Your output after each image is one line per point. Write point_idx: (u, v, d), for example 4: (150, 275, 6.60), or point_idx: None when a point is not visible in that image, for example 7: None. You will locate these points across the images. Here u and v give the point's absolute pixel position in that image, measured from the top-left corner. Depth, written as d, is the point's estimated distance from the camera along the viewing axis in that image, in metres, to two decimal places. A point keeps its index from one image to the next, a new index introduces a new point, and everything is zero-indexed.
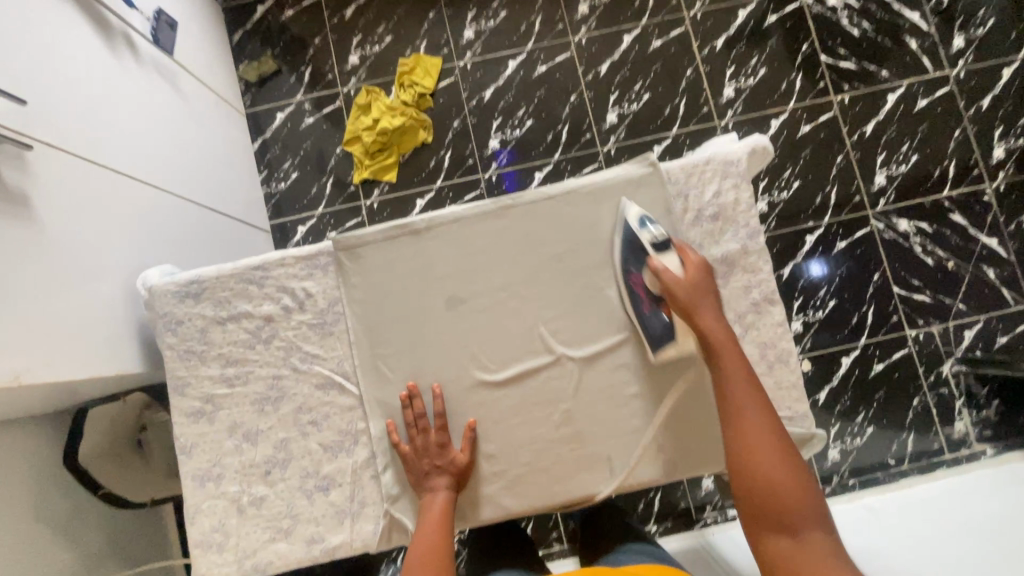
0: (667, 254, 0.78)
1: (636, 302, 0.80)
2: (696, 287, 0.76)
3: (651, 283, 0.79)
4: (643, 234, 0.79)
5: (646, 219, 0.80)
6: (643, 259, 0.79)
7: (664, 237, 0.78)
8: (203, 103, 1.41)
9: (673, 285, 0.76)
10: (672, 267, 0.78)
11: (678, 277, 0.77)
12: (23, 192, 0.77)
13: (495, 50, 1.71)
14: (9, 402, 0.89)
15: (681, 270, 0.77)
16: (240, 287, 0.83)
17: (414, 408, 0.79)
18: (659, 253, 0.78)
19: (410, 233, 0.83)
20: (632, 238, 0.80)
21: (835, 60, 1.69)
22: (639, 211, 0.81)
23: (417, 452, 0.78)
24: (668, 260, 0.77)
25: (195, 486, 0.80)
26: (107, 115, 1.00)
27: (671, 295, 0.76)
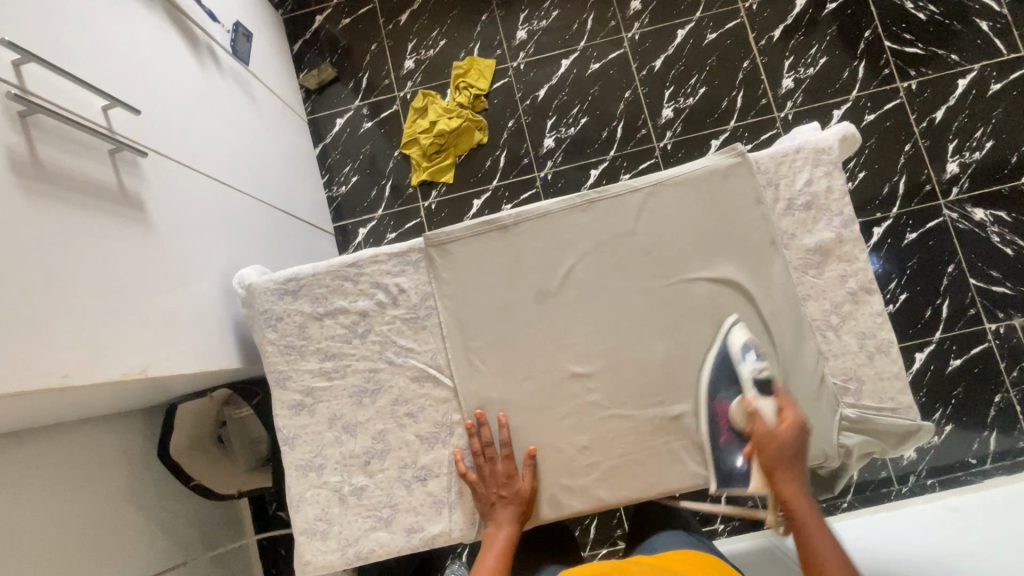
0: (765, 398, 0.76)
1: (715, 432, 0.79)
2: (792, 445, 0.73)
3: (739, 414, 0.77)
4: (744, 367, 0.77)
5: (750, 348, 0.78)
6: (738, 391, 0.77)
7: (766, 376, 0.76)
8: (273, 111, 1.47)
9: (765, 432, 0.73)
10: (766, 414, 0.75)
11: (771, 427, 0.74)
12: (139, 196, 0.82)
13: (548, 50, 1.72)
14: (115, 398, 0.95)
15: (776, 417, 0.74)
16: (336, 284, 0.86)
17: (481, 436, 0.80)
18: (760, 394, 0.76)
19: (497, 229, 0.85)
20: (729, 365, 0.78)
21: (900, 46, 1.64)
22: (746, 338, 0.78)
23: (483, 480, 0.79)
24: (764, 403, 0.75)
25: (298, 475, 0.83)
26: (200, 123, 1.05)
27: (758, 446, 0.74)
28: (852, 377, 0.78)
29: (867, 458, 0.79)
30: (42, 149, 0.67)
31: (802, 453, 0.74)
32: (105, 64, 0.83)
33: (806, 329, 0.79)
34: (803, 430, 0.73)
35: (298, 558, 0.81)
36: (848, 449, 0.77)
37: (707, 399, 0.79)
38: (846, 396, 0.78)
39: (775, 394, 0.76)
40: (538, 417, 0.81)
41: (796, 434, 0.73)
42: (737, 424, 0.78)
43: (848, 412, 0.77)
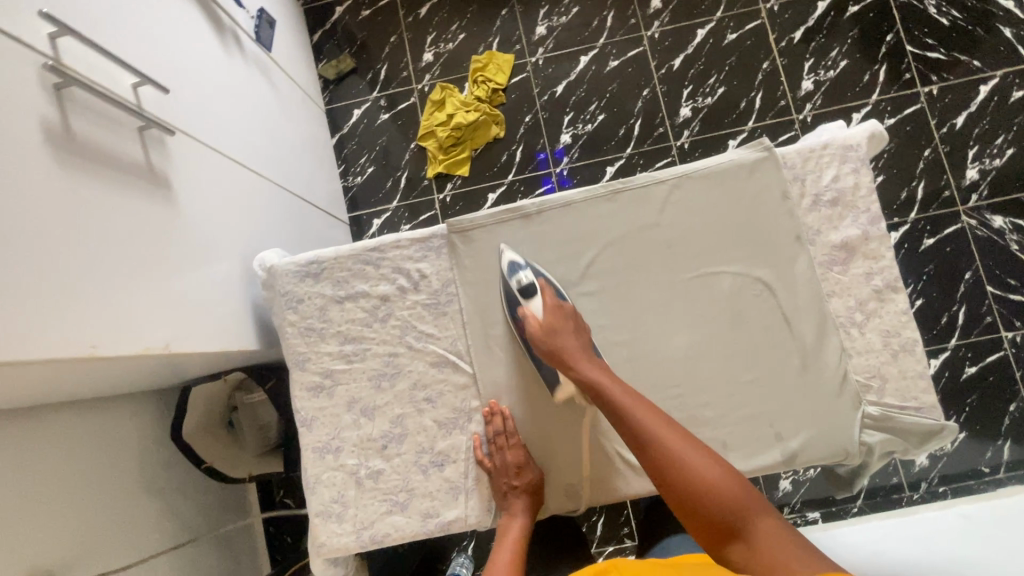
0: (533, 299, 0.80)
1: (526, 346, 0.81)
2: (554, 326, 0.78)
3: (522, 324, 0.80)
4: (515, 279, 0.81)
5: (517, 264, 0.82)
6: (514, 305, 0.81)
7: (530, 282, 0.80)
8: (293, 99, 1.47)
9: (533, 332, 0.78)
10: (535, 312, 0.79)
11: (543, 324, 0.78)
12: (165, 174, 0.82)
13: (567, 47, 1.72)
14: (133, 376, 0.95)
15: (541, 313, 0.79)
16: (357, 268, 0.86)
17: (494, 424, 0.80)
18: (527, 297, 0.80)
19: (520, 218, 0.85)
20: (505, 285, 0.82)
21: (921, 51, 1.63)
22: (514, 256, 0.83)
23: (495, 469, 0.78)
24: (532, 305, 0.79)
25: (315, 457, 0.83)
26: (223, 106, 1.06)
27: (540, 343, 0.77)
28: (876, 375, 0.77)
29: (888, 457, 0.78)
30: (75, 122, 0.67)
31: (582, 340, 0.78)
32: (135, 43, 0.83)
33: (829, 325, 0.78)
34: (569, 316, 0.79)
35: (313, 539, 0.81)
36: (870, 446, 0.77)
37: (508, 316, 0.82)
38: (869, 394, 0.77)
39: (553, 348, 0.78)
40: (557, 405, 0.81)
41: (559, 321, 0.78)
42: (758, 418, 0.78)
43: (871, 410, 0.76)
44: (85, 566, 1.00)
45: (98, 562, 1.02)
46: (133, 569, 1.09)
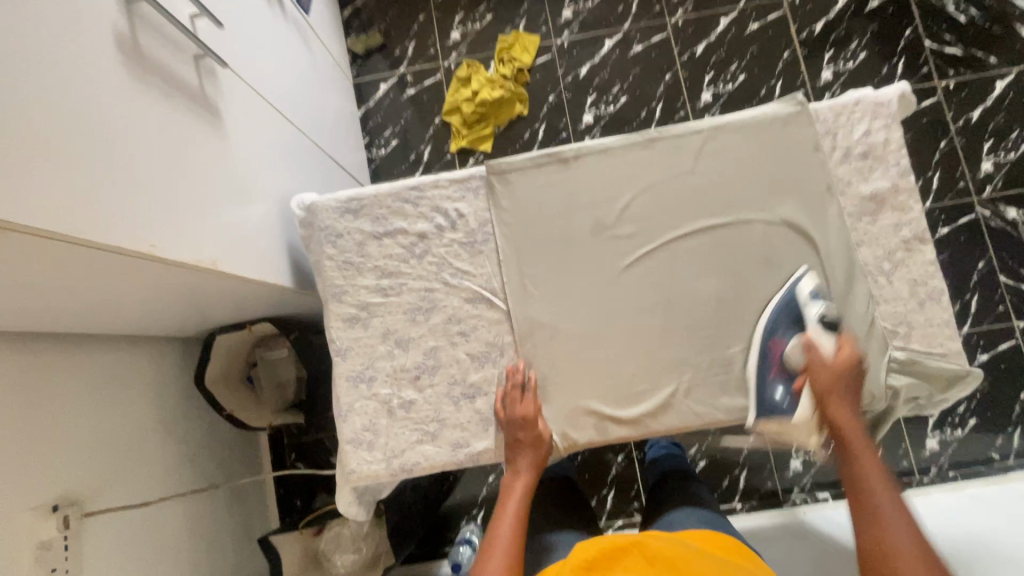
0: (827, 333, 0.79)
1: (766, 364, 0.80)
2: (838, 372, 0.77)
3: (794, 349, 0.79)
4: (811, 309, 0.79)
5: (819, 293, 0.79)
6: (795, 330, 0.80)
7: (832, 317, 0.79)
8: (325, 64, 1.50)
9: (817, 368, 0.77)
10: (824, 347, 0.78)
11: (828, 360, 0.78)
12: (217, 105, 0.85)
13: (592, 30, 1.76)
14: (169, 310, 0.98)
15: (835, 353, 0.77)
16: (396, 206, 0.88)
17: (511, 378, 0.81)
18: (818, 329, 0.78)
19: (557, 162, 0.87)
20: (795, 308, 0.80)
21: (939, 46, 1.67)
22: (815, 286, 0.80)
23: (506, 422, 0.80)
24: (822, 338, 0.78)
25: (348, 386, 0.84)
26: (267, 55, 1.09)
27: (811, 378, 0.78)
28: (903, 321, 0.79)
29: (913, 403, 0.80)
30: (141, 37, 0.70)
31: (853, 387, 0.77)
32: None
33: (857, 273, 0.80)
34: (857, 364, 0.77)
35: (343, 465, 0.83)
36: (896, 390, 0.78)
37: (765, 333, 0.80)
38: (896, 339, 0.79)
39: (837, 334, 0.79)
40: (588, 342, 0.83)
41: (848, 368, 0.76)
42: (785, 359, 0.80)
43: (897, 354, 0.78)
44: (111, 496, 1.01)
45: (122, 494, 1.03)
46: (155, 506, 1.10)
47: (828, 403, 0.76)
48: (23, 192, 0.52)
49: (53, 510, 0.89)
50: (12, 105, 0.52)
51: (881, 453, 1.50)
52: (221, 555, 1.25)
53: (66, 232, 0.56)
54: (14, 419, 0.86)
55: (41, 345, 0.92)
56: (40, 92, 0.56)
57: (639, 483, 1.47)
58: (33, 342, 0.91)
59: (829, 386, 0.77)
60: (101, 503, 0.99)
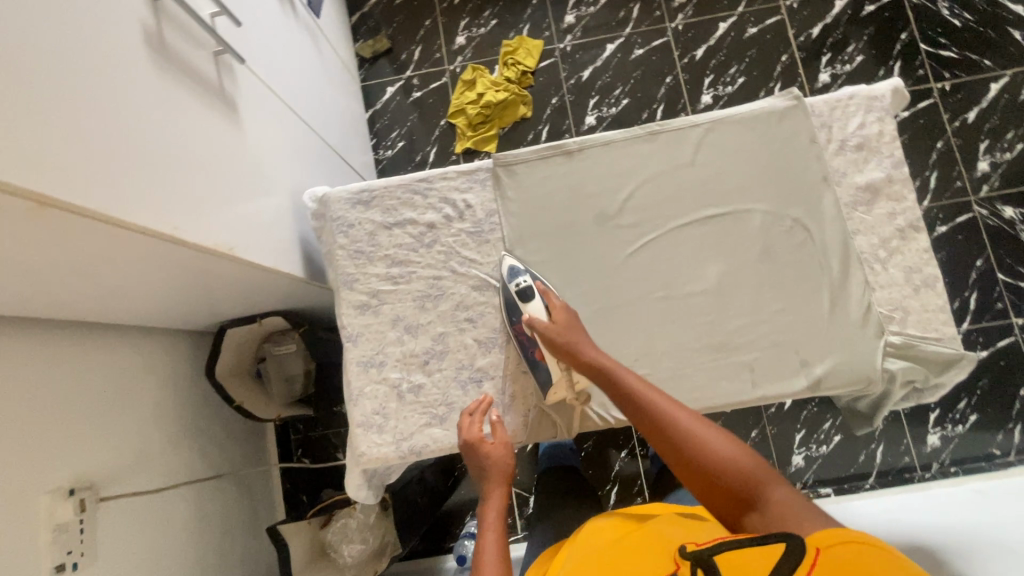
0: (533, 301, 0.82)
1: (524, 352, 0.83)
2: (567, 323, 0.80)
3: (527, 330, 0.83)
4: (513, 283, 0.84)
5: (518, 269, 0.85)
6: (517, 313, 0.84)
7: (529, 285, 0.83)
8: (334, 67, 1.55)
9: (547, 329, 0.79)
10: (540, 315, 0.81)
11: (548, 322, 0.80)
12: (235, 99, 0.89)
13: (594, 34, 1.80)
14: (184, 300, 1.01)
15: (548, 314, 0.81)
16: (406, 197, 0.91)
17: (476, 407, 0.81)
18: (527, 302, 0.82)
19: (562, 154, 0.90)
20: (506, 292, 0.85)
21: (935, 49, 1.70)
22: (515, 262, 0.86)
23: (471, 449, 0.78)
24: (534, 308, 0.82)
25: (359, 370, 0.87)
26: (281, 56, 1.13)
27: (547, 340, 0.79)
28: (899, 308, 0.81)
29: (909, 387, 0.82)
30: (167, 33, 0.74)
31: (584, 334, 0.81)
32: None
33: (854, 260, 0.83)
34: (570, 312, 0.82)
35: (354, 448, 0.85)
36: (892, 373, 0.80)
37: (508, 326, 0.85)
38: (892, 324, 0.81)
39: (540, 293, 0.83)
40: (592, 328, 0.85)
41: (567, 316, 0.81)
42: (784, 344, 0.82)
43: (893, 339, 0.80)
44: (125, 482, 1.03)
45: (135, 481, 1.05)
46: (165, 494, 1.12)
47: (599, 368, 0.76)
48: (56, 171, 0.55)
49: (69, 494, 0.90)
50: (47, 90, 0.56)
51: (882, 449, 1.52)
52: (229, 545, 1.27)
53: (96, 212, 0.60)
54: (34, 402, 0.88)
55: (60, 332, 0.95)
56: (75, 80, 0.59)
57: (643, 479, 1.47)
58: (53, 330, 0.94)
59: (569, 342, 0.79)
60: (115, 488, 1.01)
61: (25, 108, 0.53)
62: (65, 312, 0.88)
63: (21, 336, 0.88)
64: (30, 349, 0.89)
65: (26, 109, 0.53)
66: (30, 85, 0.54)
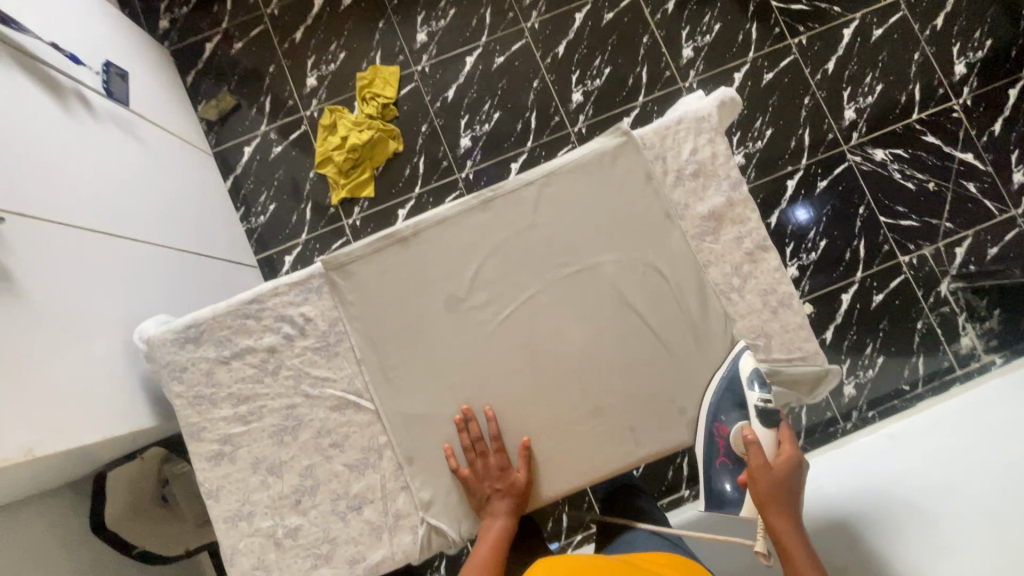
0: (766, 428, 0.75)
1: (710, 449, 0.78)
2: (775, 480, 0.73)
3: (739, 439, 0.76)
4: (754, 394, 0.75)
5: (761, 378, 0.76)
6: (739, 419, 0.76)
7: (773, 407, 0.75)
8: (168, 149, 1.39)
9: (760, 472, 0.73)
10: (766, 450, 0.74)
11: (767, 461, 0.74)
12: (3, 266, 0.76)
13: (450, 50, 1.70)
14: (21, 484, 0.88)
15: (774, 457, 0.74)
16: (238, 324, 0.82)
17: (470, 431, 0.79)
18: (761, 424, 0.75)
19: (397, 242, 0.83)
20: (742, 394, 0.77)
21: (786, 4, 1.70)
22: (755, 369, 0.77)
23: (478, 476, 0.78)
24: (765, 433, 0.74)
25: (227, 527, 0.79)
26: (74, 174, 0.99)
27: (751, 474, 0.73)
28: (761, 333, 0.80)
29: (785, 409, 0.81)
30: None
31: (795, 488, 0.75)
32: None
33: (708, 294, 0.81)
34: (797, 467, 0.75)
35: None
36: None
37: (708, 420, 0.78)
38: (757, 352, 0.80)
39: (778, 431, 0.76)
40: None
41: (790, 473, 0.74)
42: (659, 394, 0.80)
43: (762, 368, 0.79)
44: None
45: None
46: None
47: (768, 508, 0.73)
48: None
49: None
50: None
51: (805, 409, 1.57)
52: None
53: None
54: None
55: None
56: None
57: (589, 497, 1.44)
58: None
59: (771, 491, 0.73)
60: None
61: None
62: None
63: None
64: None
65: None
66: None
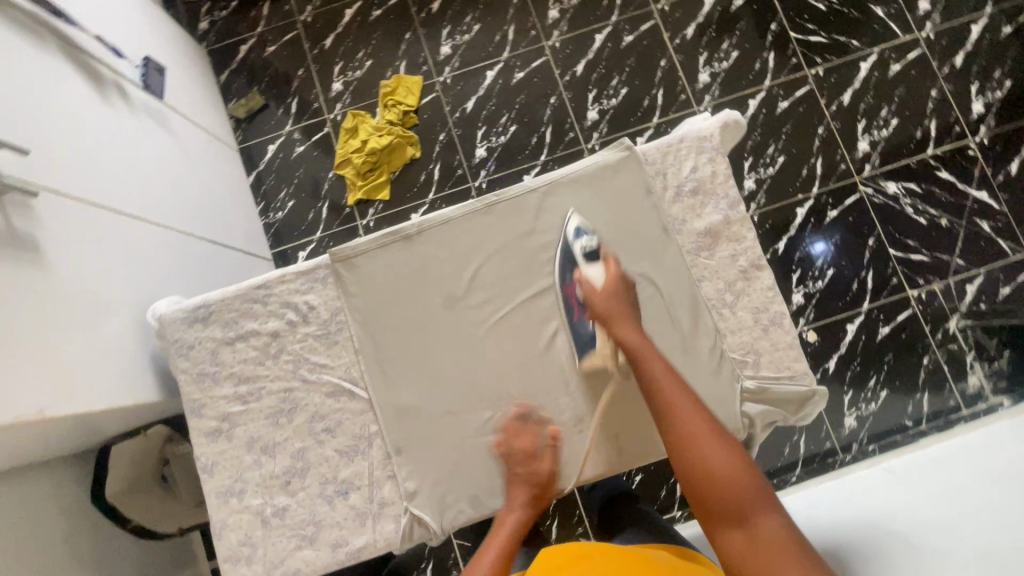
0: (593, 264, 0.82)
1: (567, 310, 0.83)
2: (609, 304, 0.79)
3: (578, 289, 0.82)
4: (575, 244, 0.83)
5: (583, 229, 0.84)
6: (573, 267, 0.83)
7: (594, 246, 0.83)
8: (196, 142, 1.46)
9: (592, 295, 0.80)
10: (594, 279, 0.81)
11: (598, 289, 0.80)
12: (33, 239, 0.81)
13: (473, 63, 1.76)
14: (29, 446, 0.92)
15: (602, 280, 0.81)
16: (245, 307, 0.86)
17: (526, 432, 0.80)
18: (586, 262, 0.82)
19: (402, 240, 0.86)
20: (567, 250, 0.84)
21: (804, 35, 1.73)
22: (580, 222, 0.85)
23: (508, 459, 0.79)
24: (590, 270, 0.81)
25: (219, 502, 0.82)
26: (106, 158, 1.04)
27: (591, 308, 0.80)
28: (750, 351, 0.81)
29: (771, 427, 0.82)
30: None
31: (630, 305, 0.80)
32: None
33: (700, 309, 0.82)
34: (626, 286, 0.81)
35: None
36: (751, 418, 0.80)
37: (557, 286, 0.84)
38: (746, 369, 0.81)
39: (603, 259, 0.83)
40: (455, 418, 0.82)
41: (619, 291, 0.80)
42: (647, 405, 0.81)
43: (748, 384, 0.80)
44: None
45: None
46: None
47: (613, 321, 0.78)
48: None
49: None
50: None
51: (804, 438, 1.55)
52: None
53: None
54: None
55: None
56: None
57: (580, 511, 1.43)
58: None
59: (609, 312, 0.79)
60: None
61: None
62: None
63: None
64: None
65: None
66: None
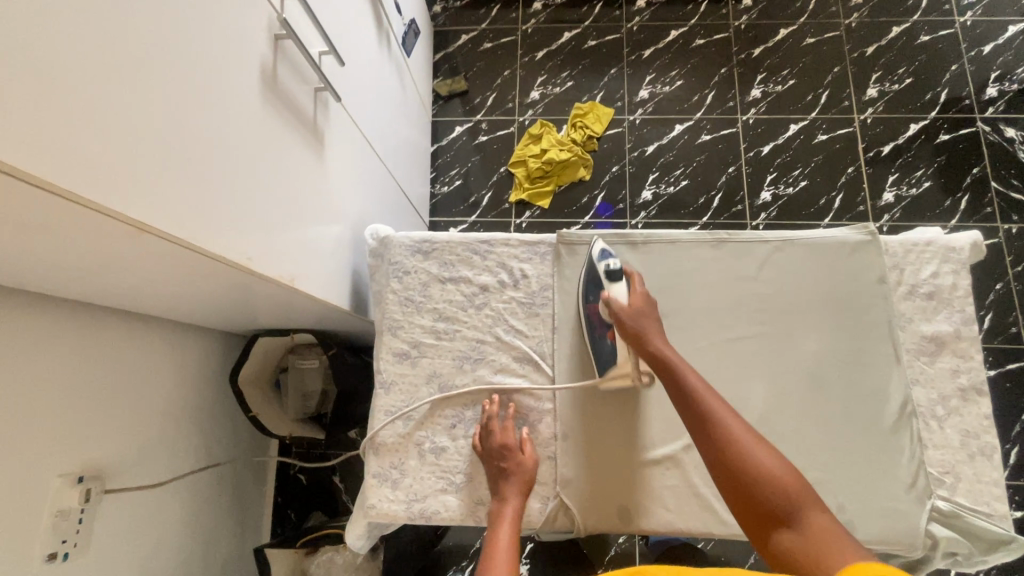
0: (617, 285, 0.82)
1: (590, 325, 0.85)
2: (640, 311, 0.78)
3: (601, 308, 0.83)
4: (600, 264, 0.84)
5: (607, 253, 0.86)
6: (599, 291, 0.84)
7: (618, 269, 0.82)
8: (414, 103, 1.60)
9: (619, 313, 0.78)
10: (619, 297, 0.80)
11: (626, 307, 0.78)
12: (325, 134, 0.92)
13: (665, 113, 1.84)
14: (226, 308, 1.01)
15: (627, 300, 0.80)
16: (465, 254, 0.92)
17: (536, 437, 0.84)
18: (610, 283, 0.82)
19: (626, 244, 0.90)
20: (591, 270, 0.85)
21: (1006, 189, 1.69)
22: (603, 248, 0.87)
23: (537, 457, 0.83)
24: (614, 289, 0.81)
25: (385, 419, 0.86)
26: (370, 91, 1.17)
27: (619, 325, 0.78)
28: (949, 471, 0.78)
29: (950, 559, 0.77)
30: (279, 68, 0.78)
31: (657, 322, 0.77)
32: (334, 23, 0.95)
33: (909, 413, 0.80)
34: (651, 303, 0.80)
35: (363, 499, 0.83)
36: (936, 541, 0.76)
37: (582, 303, 0.86)
38: (940, 488, 0.77)
39: (627, 280, 0.82)
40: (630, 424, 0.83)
41: (646, 305, 0.79)
42: (821, 487, 0.78)
43: (941, 504, 0.76)
44: (128, 476, 1.02)
45: (138, 476, 1.04)
46: (162, 487, 1.10)
47: (642, 337, 0.75)
48: (167, 198, 0.58)
49: (77, 482, 0.90)
50: (178, 125, 0.60)
51: None
52: (212, 553, 1.24)
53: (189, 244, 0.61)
54: (48, 385, 0.85)
55: (93, 313, 0.94)
56: (203, 117, 0.64)
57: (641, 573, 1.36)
58: (84, 312, 0.92)
59: (639, 327, 0.76)
60: (120, 482, 1.00)
61: (160, 143, 0.57)
62: (107, 297, 0.89)
63: (55, 310, 0.86)
64: (57, 332, 0.87)
65: (161, 140, 0.57)
66: (166, 122, 0.58)
